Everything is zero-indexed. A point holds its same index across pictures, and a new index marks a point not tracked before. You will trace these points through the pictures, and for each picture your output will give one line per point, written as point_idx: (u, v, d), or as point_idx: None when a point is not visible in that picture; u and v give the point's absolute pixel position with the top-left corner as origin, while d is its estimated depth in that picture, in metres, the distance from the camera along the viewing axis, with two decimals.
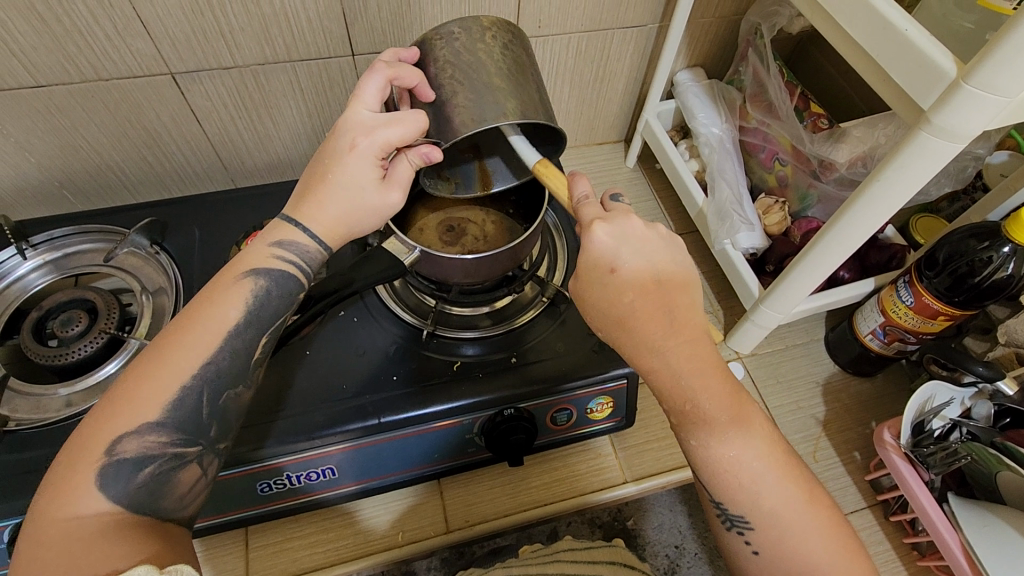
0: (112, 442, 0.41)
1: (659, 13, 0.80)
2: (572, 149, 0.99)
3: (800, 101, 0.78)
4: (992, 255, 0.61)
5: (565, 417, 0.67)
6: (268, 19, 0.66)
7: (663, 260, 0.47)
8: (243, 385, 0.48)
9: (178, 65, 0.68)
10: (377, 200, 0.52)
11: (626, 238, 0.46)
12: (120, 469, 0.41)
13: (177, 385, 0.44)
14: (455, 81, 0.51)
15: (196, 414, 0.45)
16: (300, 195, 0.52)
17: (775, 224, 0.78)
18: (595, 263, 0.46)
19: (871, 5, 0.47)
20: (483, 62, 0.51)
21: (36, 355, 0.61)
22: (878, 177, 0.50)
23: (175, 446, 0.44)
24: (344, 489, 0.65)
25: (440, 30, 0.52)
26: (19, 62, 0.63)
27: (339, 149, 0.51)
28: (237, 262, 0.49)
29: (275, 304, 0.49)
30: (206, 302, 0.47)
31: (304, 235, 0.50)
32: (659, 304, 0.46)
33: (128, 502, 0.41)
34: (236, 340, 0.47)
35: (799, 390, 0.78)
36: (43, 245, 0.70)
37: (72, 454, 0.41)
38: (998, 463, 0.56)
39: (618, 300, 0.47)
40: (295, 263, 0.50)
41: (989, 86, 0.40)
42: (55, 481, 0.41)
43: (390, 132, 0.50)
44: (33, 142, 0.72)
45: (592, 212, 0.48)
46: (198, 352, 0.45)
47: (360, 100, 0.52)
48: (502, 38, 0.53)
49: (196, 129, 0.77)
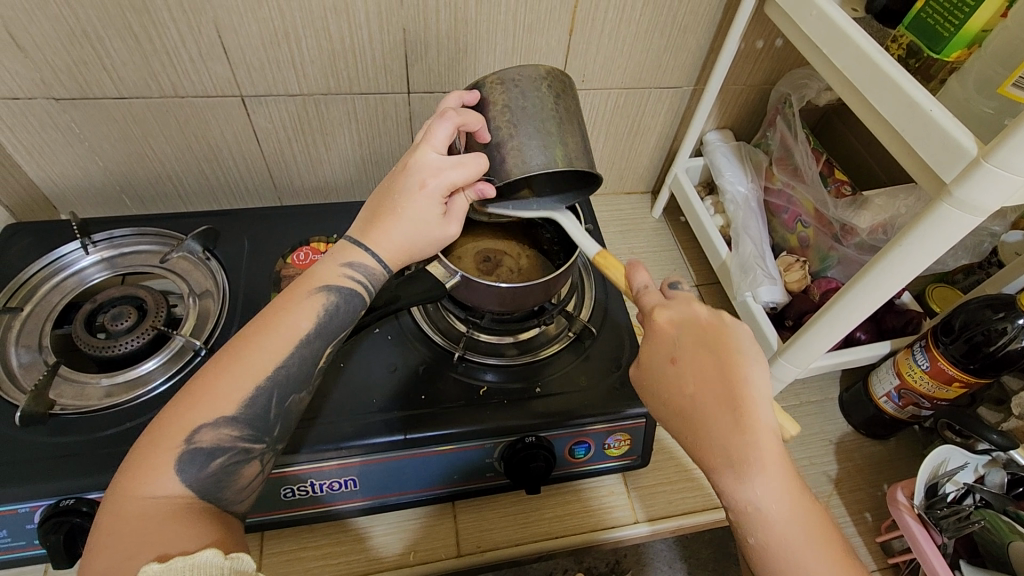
0: (191, 431, 0.45)
1: (694, 77, 0.86)
2: (602, 196, 1.04)
3: (824, 167, 0.82)
4: (1006, 326, 0.63)
5: (582, 451, 0.68)
6: (337, 54, 0.72)
7: (720, 343, 0.50)
8: (306, 390, 0.51)
9: (249, 88, 0.74)
10: (439, 233, 0.56)
11: (689, 325, 0.52)
12: (195, 456, 0.44)
13: (254, 385, 0.47)
14: (510, 126, 0.56)
15: (264, 412, 0.48)
16: (366, 223, 0.55)
17: (795, 281, 0.81)
18: (658, 348, 0.52)
19: (898, 86, 0.52)
20: (540, 108, 0.57)
21: (85, 344, 0.64)
22: (898, 243, 0.53)
23: (244, 441, 0.47)
24: (360, 502, 0.67)
25: (502, 78, 0.57)
26: (108, 75, 0.69)
27: (406, 186, 0.54)
28: (311, 277, 0.53)
29: (342, 320, 0.52)
30: (279, 312, 0.51)
31: (371, 258, 0.54)
32: (717, 390, 0.48)
33: (197, 488, 0.44)
34: (306, 348, 0.50)
35: (812, 446, 0.79)
36: (104, 243, 0.75)
37: (153, 435, 0.44)
38: (1010, 532, 0.57)
39: (677, 385, 0.50)
40: (363, 283, 0.54)
41: (1008, 166, 0.44)
42: (133, 461, 0.44)
43: (456, 174, 0.54)
44: (104, 147, 0.77)
45: (654, 300, 0.54)
46: (270, 356, 0.48)
47: (428, 141, 0.55)
48: (556, 86, 0.58)
49: (254, 148, 0.82)
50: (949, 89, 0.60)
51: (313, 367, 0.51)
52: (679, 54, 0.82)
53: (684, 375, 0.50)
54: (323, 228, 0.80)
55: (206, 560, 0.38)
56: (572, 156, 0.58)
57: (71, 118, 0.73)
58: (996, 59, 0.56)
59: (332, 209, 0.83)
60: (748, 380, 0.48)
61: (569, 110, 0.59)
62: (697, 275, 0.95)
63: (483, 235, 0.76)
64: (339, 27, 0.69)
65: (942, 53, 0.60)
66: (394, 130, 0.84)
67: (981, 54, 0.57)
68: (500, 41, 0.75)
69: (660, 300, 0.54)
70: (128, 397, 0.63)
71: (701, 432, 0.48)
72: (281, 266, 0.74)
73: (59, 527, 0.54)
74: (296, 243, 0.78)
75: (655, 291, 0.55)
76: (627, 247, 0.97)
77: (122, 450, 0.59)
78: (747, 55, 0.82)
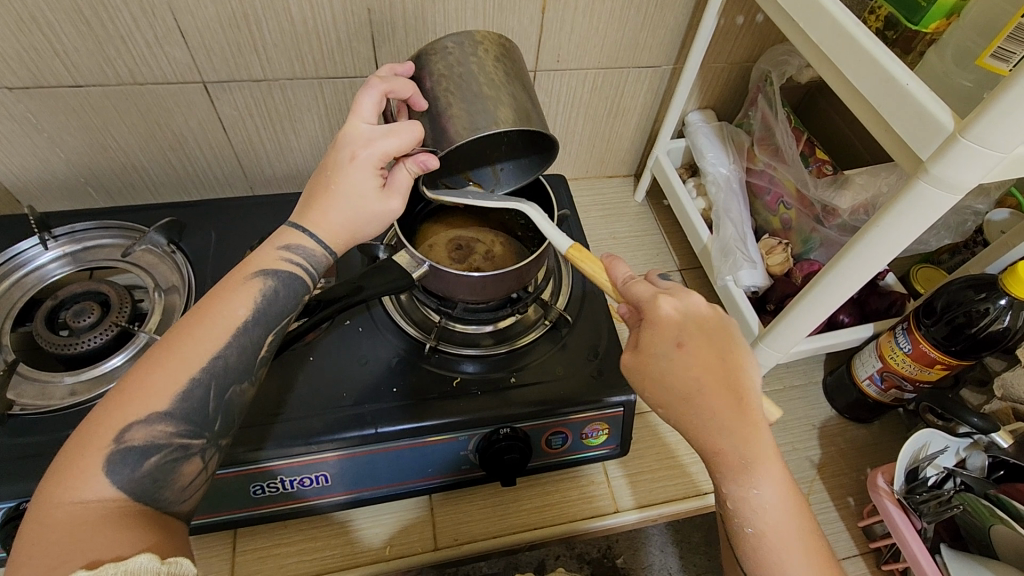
0: (122, 429, 0.43)
1: (673, 56, 0.83)
2: (583, 180, 1.02)
3: (806, 147, 0.80)
4: (988, 307, 0.62)
5: (559, 441, 0.67)
6: (300, 37, 0.69)
7: (725, 341, 0.47)
8: (248, 381, 0.49)
9: (211, 74, 0.71)
10: (380, 207, 0.54)
11: (693, 318, 0.48)
12: (126, 457, 0.42)
13: (188, 376, 0.45)
14: (449, 93, 0.55)
15: (202, 406, 0.46)
16: (304, 205, 0.53)
17: (777, 264, 0.79)
18: (660, 334, 0.47)
19: (875, 59, 0.50)
20: (475, 72, 0.56)
21: (46, 342, 0.63)
22: (876, 224, 0.51)
23: (182, 437, 0.45)
24: (340, 496, 0.66)
25: (436, 44, 0.57)
26: (61, 62, 0.66)
27: (337, 159, 0.53)
28: (249, 262, 0.51)
29: (284, 304, 0.51)
30: (215, 300, 0.49)
31: (311, 240, 0.52)
32: (719, 382, 0.46)
33: (130, 491, 0.42)
34: (244, 335, 0.48)
35: (796, 432, 0.78)
36: (65, 237, 0.72)
37: (82, 436, 0.43)
38: (991, 517, 0.56)
39: (679, 373, 0.46)
40: (304, 266, 0.52)
41: (983, 141, 0.42)
42: (62, 464, 0.42)
43: (390, 143, 0.53)
44: (65, 138, 0.74)
45: (650, 289, 0.50)
46: (205, 348, 0.46)
47: (356, 114, 0.54)
48: (493, 51, 0.58)
49: (221, 136, 0.79)
50: (927, 63, 0.58)
51: (254, 354, 0.49)
52: (656, 32, 0.79)
53: (690, 364, 0.46)
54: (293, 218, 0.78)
55: (140, 565, 0.38)
56: (518, 116, 0.56)
57: (26, 108, 0.70)
58: (975, 29, 0.54)
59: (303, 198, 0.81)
60: (744, 375, 0.47)
61: (510, 72, 0.58)
62: (681, 260, 0.94)
63: (456, 222, 0.75)
64: (301, 9, 0.67)
65: (920, 24, 0.57)
66: None
67: (960, 25, 0.55)
68: (470, 20, 0.73)
69: (653, 289, 0.50)
70: (91, 396, 0.61)
71: (700, 421, 0.46)
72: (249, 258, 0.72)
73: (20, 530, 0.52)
74: (266, 233, 0.76)
75: (644, 282, 0.51)
76: (609, 232, 0.96)
77: None
78: (726, 32, 0.79)
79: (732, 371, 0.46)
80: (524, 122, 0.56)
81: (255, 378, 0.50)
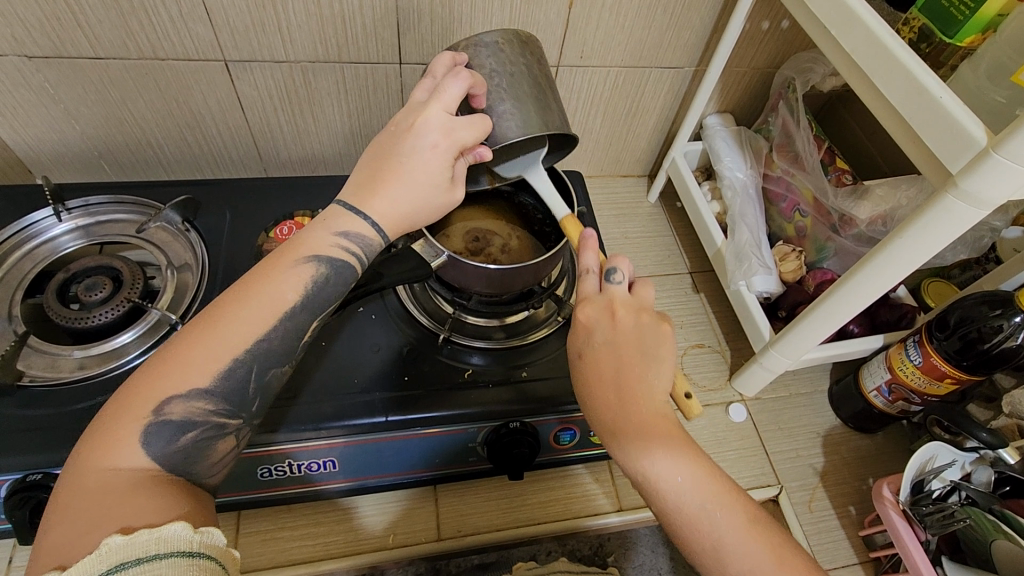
0: (160, 402, 0.43)
1: (696, 57, 0.83)
2: (596, 179, 1.01)
3: (826, 155, 0.78)
4: (1003, 323, 0.62)
5: (567, 438, 0.68)
6: (325, 19, 0.69)
7: (629, 348, 0.49)
8: (288, 363, 0.50)
9: (233, 53, 0.71)
10: (445, 199, 0.54)
11: (603, 329, 0.50)
12: (163, 428, 0.43)
13: (231, 356, 0.46)
14: (499, 89, 0.56)
15: (242, 387, 0.46)
16: (360, 188, 0.52)
17: (790, 271, 0.79)
18: (570, 344, 0.52)
19: (908, 71, 0.49)
20: (518, 77, 0.57)
21: (57, 315, 0.62)
22: (900, 235, 0.51)
23: (219, 416, 0.46)
24: (342, 483, 0.66)
25: (485, 39, 0.56)
26: (82, 33, 0.65)
27: (415, 147, 0.52)
28: (298, 244, 0.50)
29: (334, 290, 0.51)
30: (265, 279, 0.48)
31: (364, 224, 0.51)
32: (612, 388, 0.48)
33: (164, 462, 0.43)
34: (290, 321, 0.48)
35: (799, 439, 0.78)
36: (79, 210, 0.72)
37: (117, 408, 0.43)
38: (996, 530, 0.55)
39: (583, 381, 0.50)
40: (355, 253, 0.51)
41: (1019, 157, 0.42)
42: (96, 434, 0.42)
43: (466, 135, 0.52)
44: (82, 110, 0.74)
45: (583, 293, 0.52)
46: (251, 327, 0.46)
47: (438, 100, 0.52)
48: (536, 52, 0.60)
49: (239, 116, 0.79)
50: (958, 76, 0.58)
51: (297, 340, 0.49)
52: (681, 32, 0.79)
53: (588, 372, 0.50)
54: (308, 202, 0.78)
55: (173, 534, 0.37)
56: (552, 120, 0.58)
57: (44, 77, 0.69)
58: (1010, 45, 0.53)
59: (316, 182, 0.80)
60: (646, 378, 0.48)
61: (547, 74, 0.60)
62: (692, 262, 0.94)
63: (471, 215, 0.74)
64: None
65: (954, 38, 0.57)
66: (384, 103, 0.81)
67: (995, 39, 0.55)
68: (495, 11, 0.72)
69: (591, 291, 0.52)
70: (101, 371, 0.61)
71: (602, 428, 0.49)
72: (264, 240, 0.72)
73: (26, 502, 0.53)
74: (280, 216, 0.75)
75: (593, 279, 0.52)
76: (620, 231, 0.96)
77: None
78: (752, 36, 0.79)
79: (631, 374, 0.48)
80: (555, 125, 0.58)
81: (295, 360, 0.51)
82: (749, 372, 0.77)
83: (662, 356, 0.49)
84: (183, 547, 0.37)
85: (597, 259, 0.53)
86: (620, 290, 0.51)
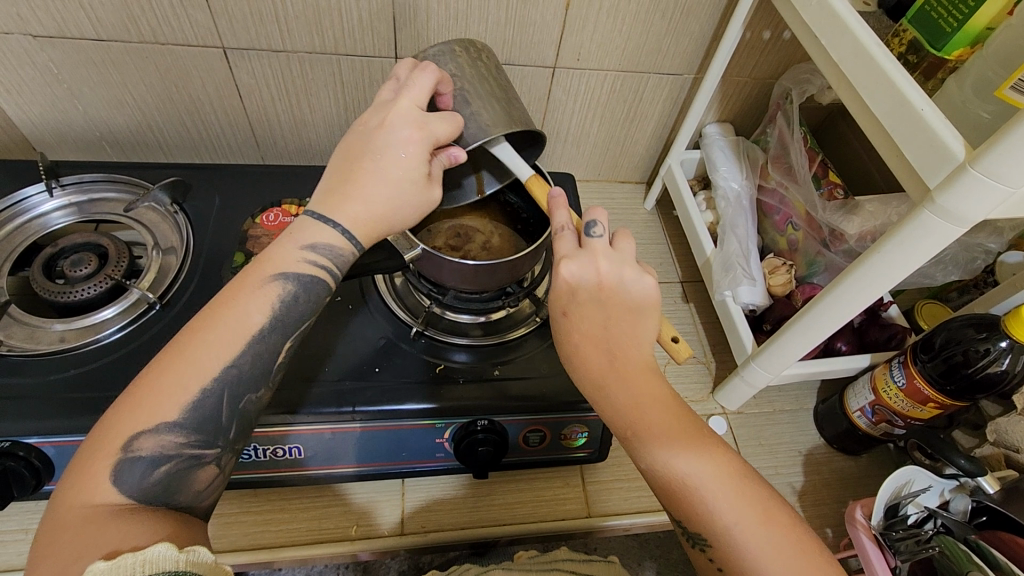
0: (130, 438, 0.43)
1: (695, 65, 0.82)
2: (593, 183, 1.01)
3: (819, 169, 0.80)
4: (989, 348, 0.60)
5: (537, 439, 0.67)
6: (321, 11, 0.69)
7: (617, 304, 0.50)
8: (264, 390, 0.50)
9: (231, 40, 0.72)
10: (424, 195, 0.53)
11: (589, 284, 0.50)
12: (136, 464, 0.43)
13: (198, 387, 0.45)
14: (462, 92, 0.57)
15: (216, 416, 0.46)
16: (329, 194, 0.52)
17: (779, 284, 0.78)
18: (552, 299, 0.51)
19: (893, 83, 0.48)
20: (476, 80, 0.58)
21: (41, 289, 0.63)
22: (878, 249, 0.50)
23: (192, 447, 0.45)
24: (352, 469, 0.67)
25: (440, 49, 0.58)
26: (84, 14, 0.67)
27: (387, 142, 0.51)
28: (265, 262, 0.50)
29: (302, 308, 0.50)
30: (229, 303, 0.49)
31: (333, 232, 0.51)
32: (599, 344, 0.50)
33: (140, 496, 0.43)
34: (259, 343, 0.49)
35: (780, 456, 0.77)
36: (72, 186, 0.73)
37: (92, 446, 0.43)
38: (969, 562, 0.52)
39: (567, 337, 0.51)
40: (325, 266, 0.51)
41: (997, 175, 0.41)
42: (75, 470, 0.43)
43: (440, 128, 0.53)
44: (84, 91, 0.75)
45: (564, 249, 0.51)
46: (219, 352, 0.47)
47: (406, 95, 0.53)
48: (491, 58, 0.62)
49: (236, 103, 0.80)
50: (947, 91, 0.57)
51: (272, 362, 0.49)
52: (680, 39, 0.78)
53: (574, 331, 0.50)
54: (300, 190, 0.79)
55: (158, 554, 0.37)
56: (517, 116, 0.59)
57: (48, 57, 0.71)
58: (997, 59, 0.52)
59: (308, 171, 0.81)
60: (633, 333, 0.50)
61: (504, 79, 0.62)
62: (684, 271, 0.93)
63: (457, 211, 0.75)
64: None
65: (942, 50, 0.57)
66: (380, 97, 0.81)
67: (981, 54, 0.54)
68: (492, 11, 0.72)
69: (570, 248, 0.51)
70: (78, 345, 0.62)
71: (588, 384, 0.50)
72: (249, 226, 0.73)
73: None
74: (268, 203, 0.76)
75: (571, 235, 0.52)
76: None
77: (67, 396, 0.58)
78: (752, 45, 0.78)
79: (618, 330, 0.50)
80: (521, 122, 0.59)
81: (272, 387, 0.51)
82: (731, 385, 0.75)
83: (651, 312, 0.51)
84: (170, 566, 0.37)
85: (570, 217, 0.54)
86: (603, 243, 0.51)
